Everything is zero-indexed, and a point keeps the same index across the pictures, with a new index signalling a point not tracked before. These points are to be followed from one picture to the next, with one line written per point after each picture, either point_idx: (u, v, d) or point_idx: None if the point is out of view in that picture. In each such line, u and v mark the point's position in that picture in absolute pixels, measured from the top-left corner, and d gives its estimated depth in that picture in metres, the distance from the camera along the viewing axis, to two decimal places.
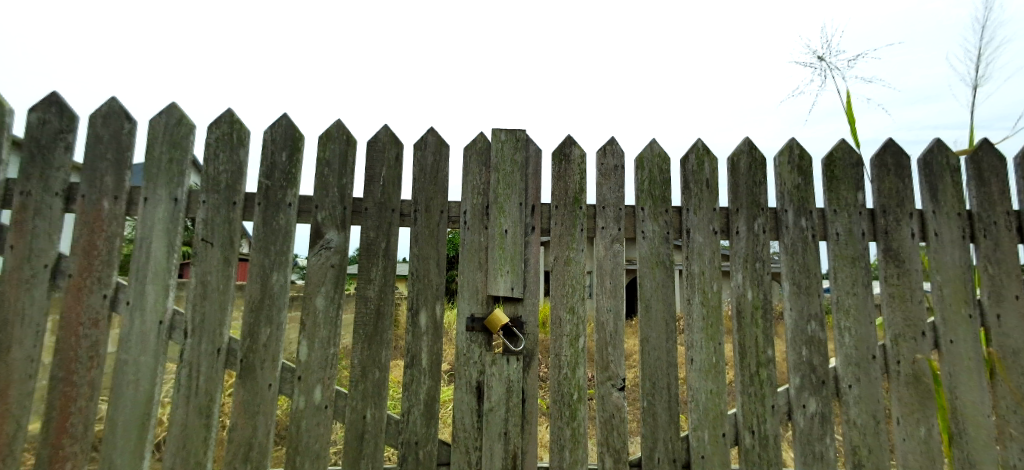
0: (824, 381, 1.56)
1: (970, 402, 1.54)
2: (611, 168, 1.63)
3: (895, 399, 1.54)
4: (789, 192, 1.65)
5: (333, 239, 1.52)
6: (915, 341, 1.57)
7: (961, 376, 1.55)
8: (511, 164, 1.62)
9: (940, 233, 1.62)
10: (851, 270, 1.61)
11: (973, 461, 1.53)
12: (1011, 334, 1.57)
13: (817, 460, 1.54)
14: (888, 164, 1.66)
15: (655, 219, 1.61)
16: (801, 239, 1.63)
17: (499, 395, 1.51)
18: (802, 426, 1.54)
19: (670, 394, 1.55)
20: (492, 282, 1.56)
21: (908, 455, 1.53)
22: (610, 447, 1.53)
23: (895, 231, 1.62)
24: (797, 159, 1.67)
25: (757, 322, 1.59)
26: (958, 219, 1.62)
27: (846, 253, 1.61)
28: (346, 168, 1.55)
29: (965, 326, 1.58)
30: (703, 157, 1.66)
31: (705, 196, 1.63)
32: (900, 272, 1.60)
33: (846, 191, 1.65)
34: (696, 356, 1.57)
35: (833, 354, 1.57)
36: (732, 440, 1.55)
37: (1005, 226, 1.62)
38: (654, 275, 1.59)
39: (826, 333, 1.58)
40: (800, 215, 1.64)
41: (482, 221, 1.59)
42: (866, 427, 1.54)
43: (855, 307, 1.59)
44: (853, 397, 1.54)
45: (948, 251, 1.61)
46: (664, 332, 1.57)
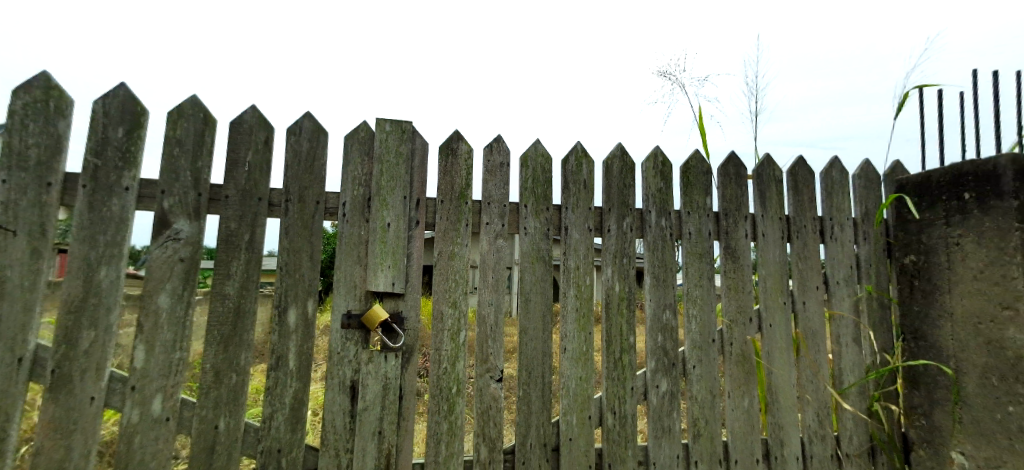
0: (674, 363, 1.77)
1: (782, 375, 1.86)
2: (497, 165, 1.67)
3: (727, 376, 1.80)
4: (653, 195, 1.83)
5: (182, 229, 1.34)
6: (744, 325, 1.85)
7: (775, 353, 1.86)
8: (395, 156, 1.58)
9: (766, 234, 1.92)
10: (699, 265, 1.84)
11: (781, 424, 1.84)
12: (811, 318, 1.92)
13: (665, 434, 1.74)
14: (731, 173, 1.93)
15: (537, 216, 1.68)
16: (661, 237, 1.82)
17: (374, 394, 1.46)
18: (654, 404, 1.73)
19: (543, 383, 1.64)
20: (372, 277, 1.51)
21: (735, 423, 1.80)
22: (485, 438, 1.57)
23: (734, 231, 1.89)
24: (660, 165, 1.86)
25: (622, 312, 1.74)
26: (780, 223, 1.94)
27: (696, 250, 1.84)
28: (203, 150, 1.38)
29: (780, 311, 1.90)
30: (581, 159, 1.77)
31: (582, 195, 1.74)
32: (736, 267, 1.87)
33: (698, 196, 1.88)
34: (569, 346, 1.67)
35: (681, 339, 1.78)
36: (596, 421, 1.68)
37: (811, 229, 1.98)
38: (533, 270, 1.66)
39: (677, 320, 1.79)
40: (661, 215, 1.83)
41: (363, 213, 1.52)
42: (704, 401, 1.78)
43: (700, 297, 1.82)
44: (695, 376, 1.77)
45: (771, 249, 1.91)
46: (541, 323, 1.65)
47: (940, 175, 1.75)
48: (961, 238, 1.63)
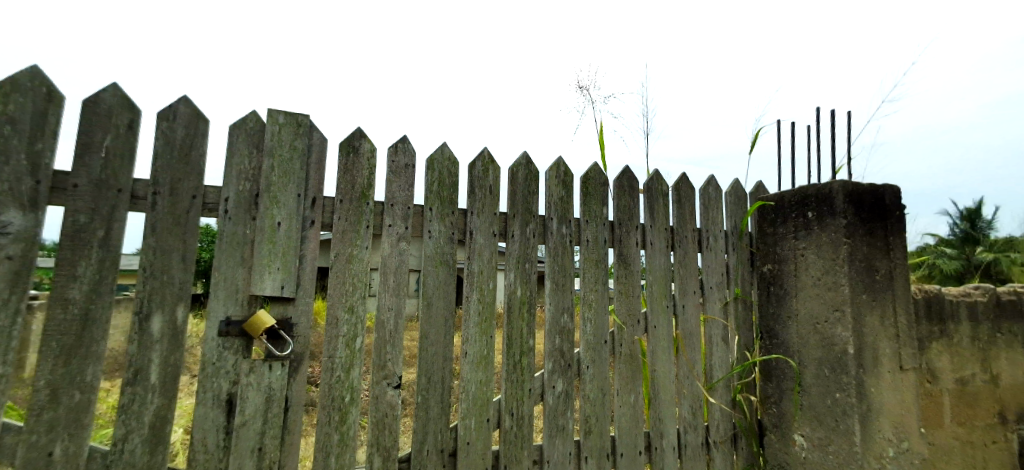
0: (569, 364, 1.86)
1: (663, 371, 2.04)
2: (402, 166, 1.62)
3: (617, 375, 1.94)
4: (554, 203, 1.91)
5: (12, 222, 1.13)
6: (633, 327, 2.00)
7: (659, 352, 2.04)
8: (289, 150, 1.47)
9: (654, 243, 2.09)
10: (595, 271, 1.95)
11: (662, 417, 2.01)
12: (689, 319, 2.13)
13: (559, 432, 1.81)
14: (625, 186, 2.08)
15: (441, 219, 1.67)
16: (561, 244, 1.90)
17: (255, 407, 1.34)
18: (550, 404, 1.80)
19: (442, 387, 1.63)
20: (257, 281, 1.39)
21: (622, 418, 1.93)
22: (379, 447, 1.52)
23: (626, 240, 2.03)
24: (562, 175, 1.95)
25: (522, 315, 1.79)
26: (665, 232, 2.13)
27: (592, 256, 1.95)
28: (45, 130, 1.18)
29: (663, 314, 2.08)
30: (488, 164, 1.79)
31: (487, 200, 1.76)
32: (627, 273, 2.01)
33: (596, 205, 2.00)
34: (470, 350, 1.68)
35: (577, 341, 1.87)
36: (494, 424, 1.71)
37: (691, 239, 2.19)
38: (437, 274, 1.64)
39: (574, 323, 1.88)
40: (562, 223, 1.91)
41: (249, 210, 1.40)
42: (595, 399, 1.89)
43: (595, 301, 1.93)
44: (589, 375, 1.88)
45: (658, 256, 2.09)
46: (442, 328, 1.64)
47: (791, 197, 2.13)
48: (806, 252, 2.03)
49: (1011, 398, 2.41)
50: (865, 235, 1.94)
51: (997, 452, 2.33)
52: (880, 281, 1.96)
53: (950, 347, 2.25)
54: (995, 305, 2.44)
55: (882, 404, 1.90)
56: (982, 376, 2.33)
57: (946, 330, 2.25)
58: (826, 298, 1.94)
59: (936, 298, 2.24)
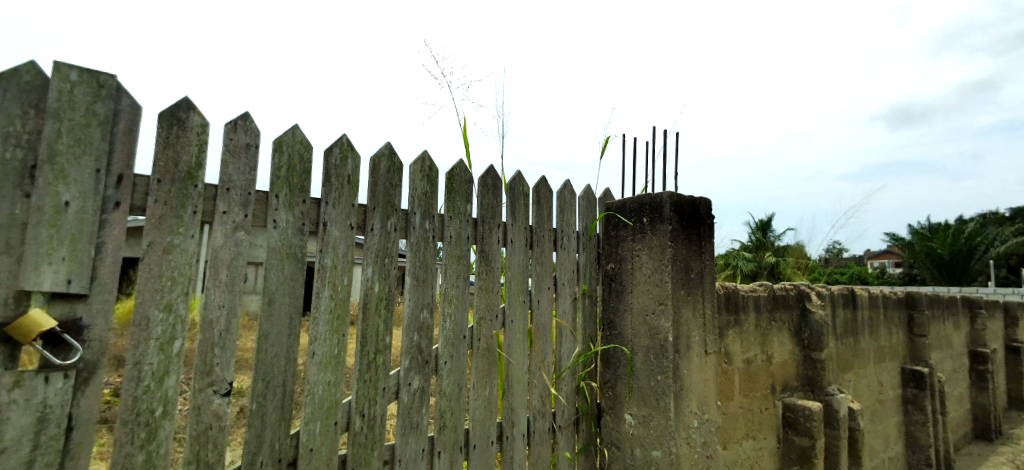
0: (426, 360, 1.84)
1: (517, 363, 2.14)
2: (242, 146, 1.43)
3: (473, 369, 1.98)
4: (418, 198, 1.87)
5: None
6: (491, 321, 2.06)
7: (514, 345, 2.14)
8: (85, 115, 1.20)
9: (513, 241, 2.18)
10: (456, 267, 1.96)
11: (514, 406, 2.11)
12: (543, 313, 2.26)
13: (413, 429, 1.79)
14: (489, 185, 2.12)
15: (290, 208, 1.51)
16: (424, 239, 1.86)
17: (20, 431, 1.07)
18: (405, 401, 1.76)
19: (283, 391, 1.49)
20: (29, 273, 1.10)
21: (477, 409, 1.98)
22: (199, 464, 1.33)
23: (488, 237, 2.08)
24: (427, 169, 1.91)
25: (379, 312, 1.72)
26: (524, 231, 2.23)
27: (454, 252, 1.95)
28: None
29: (520, 308, 2.18)
30: (346, 152, 1.67)
31: (345, 191, 1.65)
32: (487, 269, 2.06)
33: (460, 202, 2.01)
34: (318, 350, 1.55)
35: (435, 337, 1.86)
36: (343, 427, 1.61)
37: (547, 238, 2.33)
38: (282, 267, 1.49)
39: (433, 318, 1.87)
40: (425, 218, 1.88)
41: (21, 186, 1.11)
42: (451, 394, 1.90)
43: (455, 297, 1.94)
44: (446, 370, 1.88)
45: (517, 254, 2.19)
46: (286, 327, 1.49)
47: (631, 204, 2.41)
48: (640, 253, 2.32)
49: (779, 372, 3.06)
50: (685, 239, 2.28)
51: (768, 416, 2.93)
52: (694, 279, 2.32)
53: (741, 333, 2.76)
54: (772, 298, 3.06)
55: (691, 383, 2.26)
56: (761, 356, 2.90)
57: (738, 319, 2.75)
58: (654, 293, 2.23)
59: (732, 293, 2.74)
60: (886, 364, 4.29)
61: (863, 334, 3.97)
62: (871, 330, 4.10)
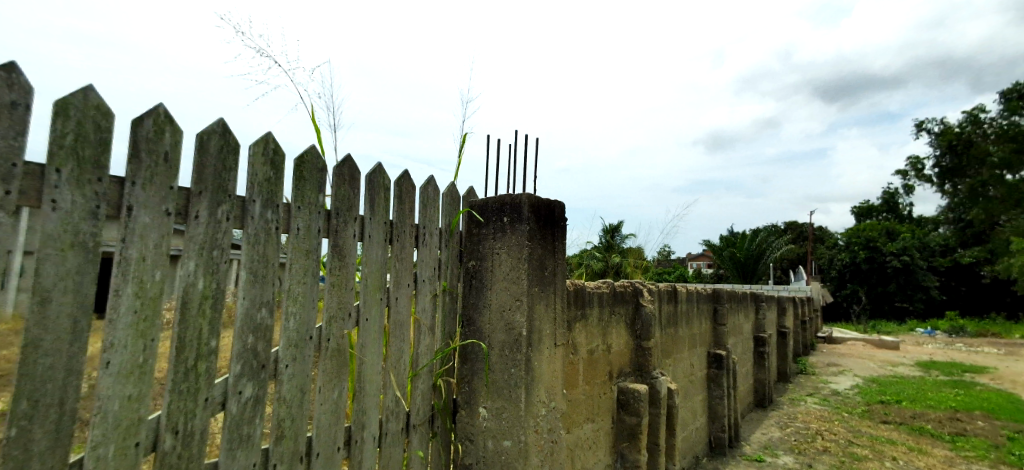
0: (263, 364, 1.64)
1: (370, 362, 2.04)
2: (5, 104, 1.12)
3: (319, 372, 1.82)
4: (258, 183, 1.63)
5: None
6: (342, 320, 1.92)
7: (367, 344, 2.02)
8: None
9: (371, 235, 2.05)
10: (304, 262, 1.77)
11: (364, 408, 2.01)
12: (400, 311, 2.17)
13: (243, 442, 1.59)
14: (345, 175, 1.94)
15: (79, 188, 1.20)
16: (265, 230, 1.64)
17: None
18: (233, 413, 1.55)
19: (61, 412, 1.20)
20: None
21: (322, 416, 1.83)
22: None
23: (342, 231, 1.92)
24: (270, 152, 1.68)
25: (203, 312, 1.47)
26: (383, 226, 2.10)
27: (301, 246, 1.76)
28: None
29: (376, 305, 2.07)
30: (162, 125, 1.39)
31: (159, 170, 1.36)
32: (340, 265, 1.91)
33: (310, 192, 1.81)
34: (113, 359, 1.27)
35: (275, 338, 1.67)
36: (147, 447, 1.36)
37: (408, 235, 2.23)
38: (65, 260, 1.19)
39: (273, 319, 1.67)
40: (267, 207, 1.65)
41: None
42: (292, 400, 1.73)
43: (301, 294, 1.76)
44: (287, 375, 1.71)
45: (375, 250, 2.05)
46: (69, 333, 1.20)
47: (492, 203, 2.46)
48: (500, 251, 2.38)
49: (616, 360, 3.42)
50: (541, 239, 2.42)
51: (605, 400, 3.26)
52: (548, 277, 2.47)
53: (585, 326, 3.01)
54: (612, 294, 3.41)
55: (541, 374, 2.40)
56: (601, 346, 3.21)
57: (584, 313, 3.01)
58: (511, 290, 2.33)
59: (580, 289, 2.97)
60: (697, 349, 5.10)
61: (681, 324, 4.67)
62: (687, 321, 4.83)
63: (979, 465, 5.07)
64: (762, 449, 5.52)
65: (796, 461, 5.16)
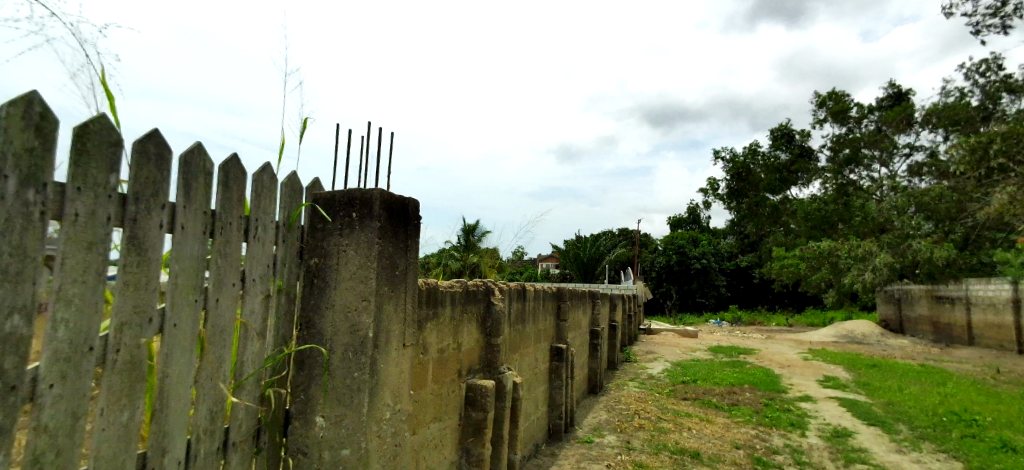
0: (14, 386, 1.24)
1: (177, 375, 1.70)
2: None
3: (103, 392, 1.45)
4: (13, 154, 1.22)
5: None
6: (140, 327, 1.55)
7: (175, 353, 1.68)
8: None
9: (186, 227, 1.68)
10: (84, 256, 1.38)
11: (167, 431, 1.66)
12: (222, 315, 1.86)
13: None
14: (149, 152, 1.54)
15: None
16: (23, 213, 1.23)
17: None
18: None
19: None
20: None
21: (104, 445, 1.44)
22: None
23: (143, 220, 1.52)
24: (34, 116, 1.27)
25: None
26: (203, 217, 1.75)
27: (82, 237, 1.36)
28: None
29: (188, 310, 1.72)
30: None
31: None
32: (141, 261, 1.53)
33: (96, 170, 1.40)
34: None
35: (35, 353, 1.28)
36: None
37: (236, 227, 1.89)
38: None
39: (31, 328, 1.27)
40: (26, 184, 1.23)
41: None
42: (58, 428, 1.34)
43: (79, 296, 1.37)
44: (52, 398, 1.31)
45: (189, 245, 1.68)
46: None
47: (340, 196, 2.29)
48: (347, 249, 2.24)
49: (465, 357, 3.47)
50: (392, 237, 2.33)
51: (453, 398, 3.29)
52: (399, 275, 2.40)
53: (436, 325, 3.00)
54: (464, 293, 3.45)
55: (387, 376, 2.32)
56: (452, 345, 3.23)
57: (436, 312, 2.99)
58: (358, 290, 2.20)
59: (432, 289, 2.95)
60: (541, 344, 5.46)
61: (527, 321, 4.95)
62: (533, 318, 5.14)
63: (745, 427, 6.37)
64: (591, 431, 6.15)
65: (617, 438, 5.88)
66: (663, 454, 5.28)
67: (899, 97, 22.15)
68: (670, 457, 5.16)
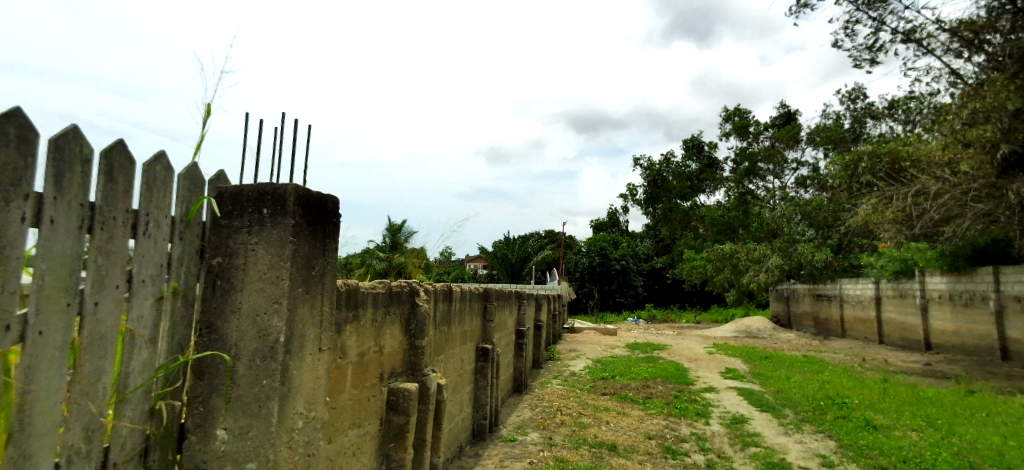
0: None
1: (43, 390, 1.44)
2: None
3: None
4: None
5: None
6: None
7: (40, 365, 1.43)
8: None
9: (58, 221, 1.44)
10: None
11: (29, 456, 1.41)
12: (102, 321, 1.63)
13: None
14: (9, 134, 1.31)
15: None
16: None
17: None
18: None
19: None
20: None
21: None
22: None
23: (2, 212, 1.28)
24: None
25: None
26: (79, 210, 1.52)
27: None
28: None
29: (58, 316, 1.48)
30: None
31: None
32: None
33: None
34: None
35: None
36: None
37: (121, 223, 1.67)
38: None
39: None
40: None
41: None
42: None
43: None
44: None
45: (59, 241, 1.44)
46: None
47: (248, 191, 2.12)
48: (256, 247, 2.08)
49: (387, 360, 3.37)
50: (307, 235, 2.21)
51: (374, 403, 3.18)
52: (315, 276, 2.28)
53: (357, 327, 2.89)
54: (387, 294, 3.35)
55: (300, 383, 2.19)
56: (373, 348, 3.12)
57: (356, 314, 2.88)
58: (268, 291, 2.06)
59: (353, 290, 2.82)
60: (467, 345, 5.45)
61: (454, 322, 4.91)
62: (459, 319, 5.11)
63: (657, 419, 6.79)
64: (515, 429, 6.25)
65: (540, 435, 6.03)
66: (583, 448, 5.48)
67: (790, 117, 24.77)
68: (589, 451, 5.37)
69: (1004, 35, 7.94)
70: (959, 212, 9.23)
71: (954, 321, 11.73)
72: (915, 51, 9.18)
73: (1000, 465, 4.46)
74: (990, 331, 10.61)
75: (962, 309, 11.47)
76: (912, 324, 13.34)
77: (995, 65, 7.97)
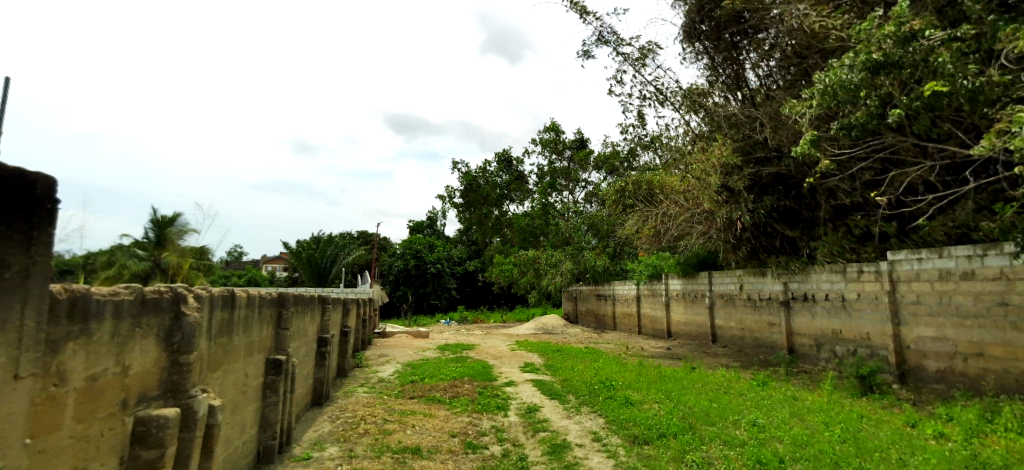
0: None
1: None
2: None
3: None
4: None
5: None
6: None
7: None
8: None
9: None
10: None
11: None
12: None
13: None
14: None
15: None
16: None
17: None
18: None
19: None
20: None
21: None
22: None
23: None
24: None
25: None
26: None
27: None
28: None
29: None
30: None
31: None
32: None
33: None
34: None
35: None
36: None
37: None
38: None
39: None
40: None
41: None
42: None
43: None
44: None
45: None
46: None
47: None
48: None
49: (133, 384, 2.71)
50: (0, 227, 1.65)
51: (110, 438, 2.53)
52: (10, 281, 1.70)
53: (86, 345, 2.27)
54: (139, 302, 2.74)
55: None
56: (112, 370, 2.49)
57: (86, 329, 2.25)
58: None
59: (81, 297, 2.20)
60: (253, 357, 4.78)
61: (235, 333, 4.24)
62: (244, 328, 4.47)
63: (461, 417, 7.04)
64: (311, 446, 5.74)
65: (339, 449, 5.66)
66: (385, 456, 5.33)
67: (584, 141, 28.52)
68: (391, 458, 5.26)
69: (715, 102, 10.64)
70: (689, 230, 12.01)
71: (686, 314, 15.07)
72: (662, 102, 11.60)
73: (707, 422, 5.90)
74: (705, 320, 13.99)
75: (691, 304, 14.84)
76: (659, 316, 16.73)
77: (712, 122, 10.57)
